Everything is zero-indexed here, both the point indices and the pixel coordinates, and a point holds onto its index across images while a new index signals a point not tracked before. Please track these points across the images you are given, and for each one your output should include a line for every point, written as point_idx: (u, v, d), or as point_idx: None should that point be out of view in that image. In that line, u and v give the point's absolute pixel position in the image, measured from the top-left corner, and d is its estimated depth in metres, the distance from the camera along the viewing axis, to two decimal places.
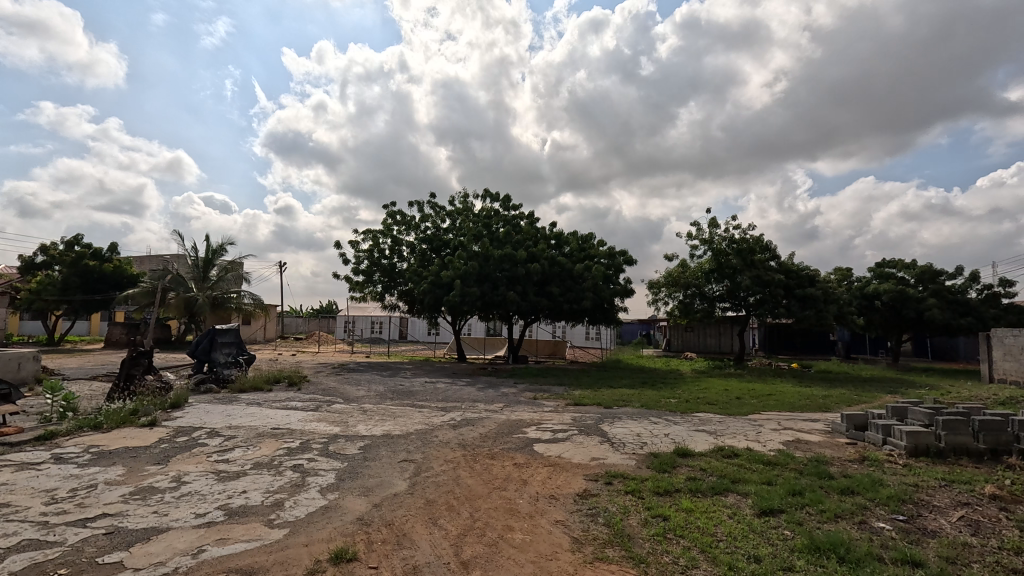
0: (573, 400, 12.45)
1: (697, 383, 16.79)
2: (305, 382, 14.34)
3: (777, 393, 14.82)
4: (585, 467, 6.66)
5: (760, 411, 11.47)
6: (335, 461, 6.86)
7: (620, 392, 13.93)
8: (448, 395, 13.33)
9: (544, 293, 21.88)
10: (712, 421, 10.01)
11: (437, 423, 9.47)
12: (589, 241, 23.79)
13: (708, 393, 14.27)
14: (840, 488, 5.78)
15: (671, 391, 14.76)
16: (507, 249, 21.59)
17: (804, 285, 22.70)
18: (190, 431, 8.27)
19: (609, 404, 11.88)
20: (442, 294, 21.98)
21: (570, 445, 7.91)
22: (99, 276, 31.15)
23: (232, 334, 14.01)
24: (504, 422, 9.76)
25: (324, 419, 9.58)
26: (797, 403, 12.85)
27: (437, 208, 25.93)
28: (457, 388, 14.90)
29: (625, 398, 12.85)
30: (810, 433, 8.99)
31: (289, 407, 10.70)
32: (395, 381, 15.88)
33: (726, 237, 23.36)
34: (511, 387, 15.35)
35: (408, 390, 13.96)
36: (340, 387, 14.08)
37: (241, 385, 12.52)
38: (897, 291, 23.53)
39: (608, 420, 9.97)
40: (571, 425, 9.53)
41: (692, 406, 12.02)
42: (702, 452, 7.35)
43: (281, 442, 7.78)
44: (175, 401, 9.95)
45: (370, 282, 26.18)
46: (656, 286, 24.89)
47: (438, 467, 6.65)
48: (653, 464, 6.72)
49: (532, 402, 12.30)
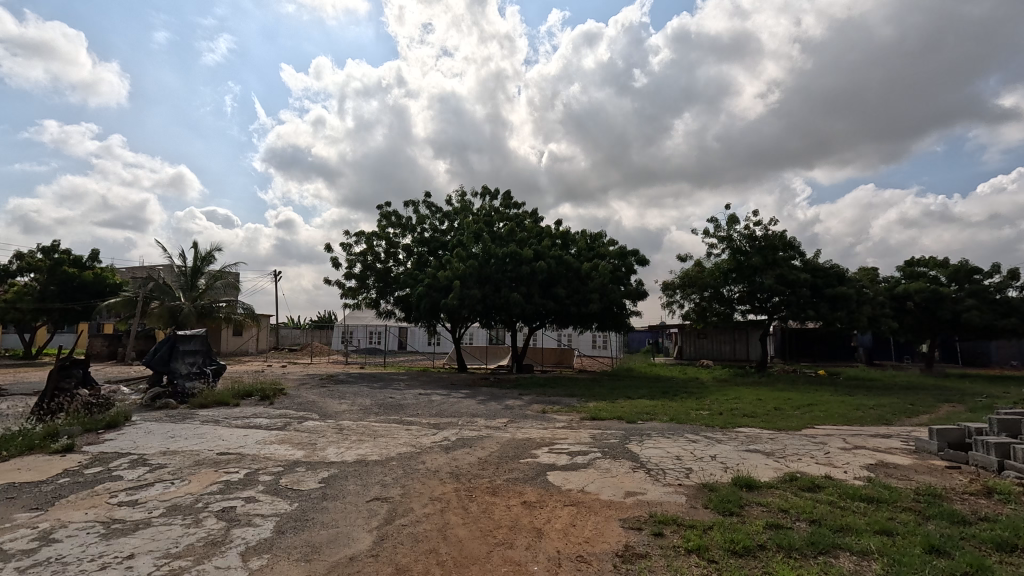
0: (589, 414, 10.69)
1: (725, 392, 15.00)
2: (282, 396, 12.58)
3: (820, 403, 13.00)
4: (620, 507, 4.90)
5: (811, 424, 9.67)
6: (281, 501, 5.07)
7: (640, 404, 12.12)
8: (443, 409, 11.54)
9: (551, 296, 20.19)
10: (763, 438, 8.19)
11: (427, 445, 7.69)
12: (598, 240, 22.09)
13: (741, 404, 12.45)
14: (997, 542, 3.99)
15: (699, 402, 12.95)
16: (510, 247, 19.90)
17: (833, 284, 20.85)
18: (112, 459, 6.53)
19: (631, 418, 10.07)
20: (440, 297, 20.29)
21: (595, 473, 6.14)
22: (78, 285, 29.57)
23: (197, 341, 12.28)
24: (509, 442, 7.95)
25: (288, 440, 7.78)
26: (850, 415, 11.01)
27: (434, 209, 24.35)
28: (455, 401, 13.09)
29: (649, 411, 11.07)
30: (892, 454, 7.19)
31: (251, 425, 8.92)
32: (386, 393, 14.11)
33: (746, 234, 21.71)
34: (516, 399, 13.55)
35: (398, 404, 12.16)
36: (320, 401, 12.29)
37: (202, 400, 10.79)
38: (930, 291, 21.73)
39: (636, 438, 8.20)
40: (591, 445, 7.77)
41: (730, 419, 10.19)
42: (770, 483, 5.56)
43: (222, 474, 5.97)
44: (110, 421, 8.24)
45: (363, 288, 24.56)
46: (671, 288, 23.16)
47: (420, 510, 4.88)
48: (712, 503, 4.94)
49: (542, 417, 10.50)
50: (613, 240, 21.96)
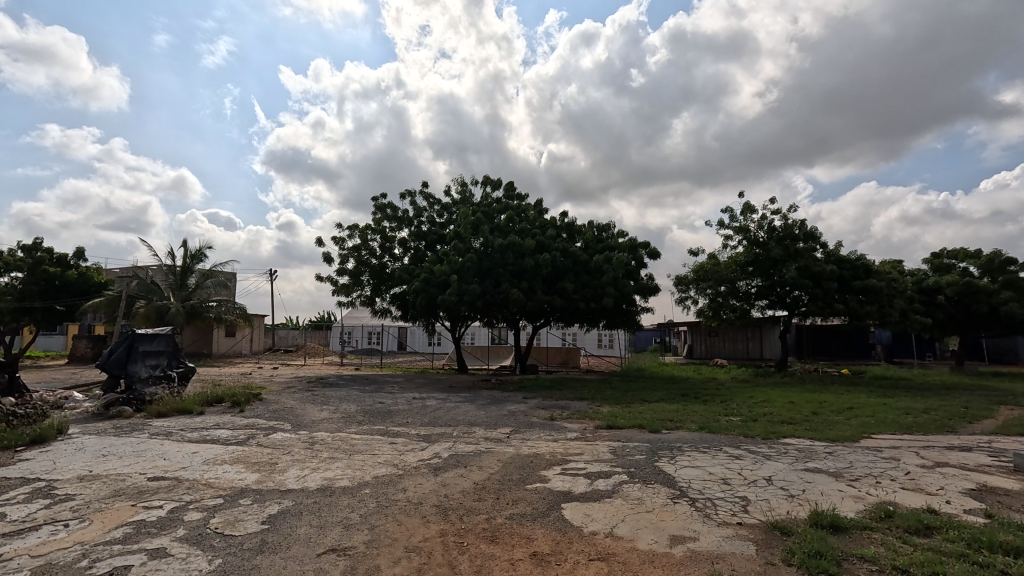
0: (605, 422, 9.27)
1: (751, 394, 13.60)
2: (258, 401, 11.24)
3: (861, 406, 11.58)
4: (670, 566, 3.49)
5: (866, 434, 8.24)
6: (199, 557, 3.66)
7: (659, 410, 10.74)
8: (438, 416, 10.14)
9: (556, 291, 18.81)
10: (819, 453, 6.75)
11: (413, 464, 6.30)
12: (607, 231, 20.66)
13: (772, 409, 11.06)
14: None
15: (724, 406, 11.55)
16: (511, 237, 18.50)
17: (860, 277, 19.35)
18: (9, 488, 5.14)
19: (655, 427, 8.68)
20: (437, 293, 18.95)
21: (623, 506, 4.73)
22: (61, 284, 28.28)
23: (160, 342, 10.97)
24: (511, 460, 6.55)
25: (244, 459, 6.38)
26: (903, 421, 9.56)
27: (432, 200, 22.96)
28: (453, 406, 11.74)
29: (672, 418, 9.67)
30: (991, 474, 5.75)
31: (206, 439, 7.51)
32: (375, 398, 12.71)
33: (764, 224, 20.32)
34: (519, 403, 12.15)
35: (388, 411, 10.77)
36: (299, 407, 10.91)
37: (160, 408, 9.44)
38: (963, 283, 20.22)
39: (666, 454, 6.80)
40: (613, 463, 6.38)
41: (769, 427, 8.79)
42: (864, 524, 4.15)
43: (138, 512, 4.58)
44: (34, 436, 6.89)
45: (357, 284, 23.27)
46: (684, 283, 21.77)
47: (389, 571, 3.48)
48: (796, 558, 3.54)
49: (550, 426, 9.09)
50: (622, 232, 20.50)
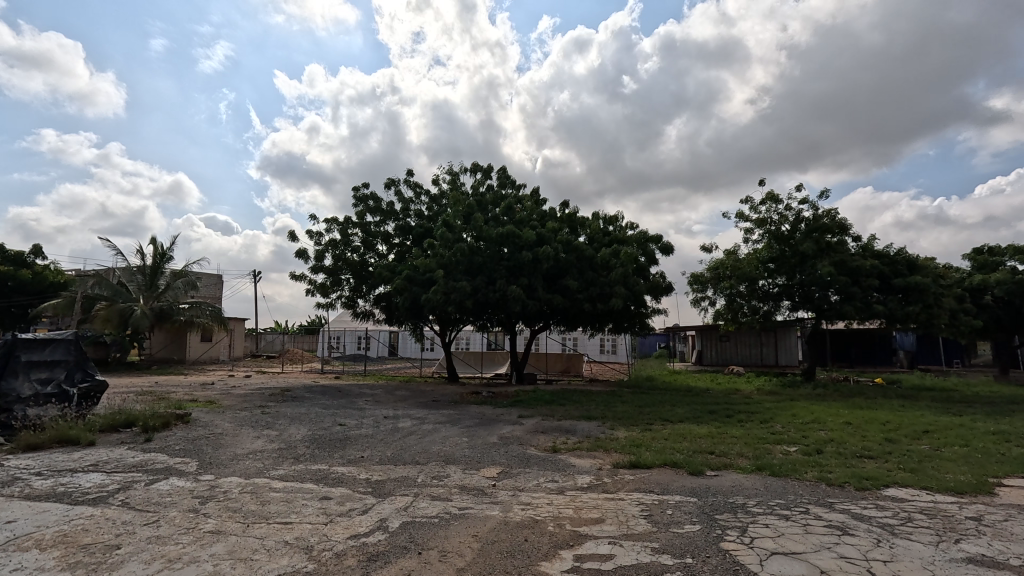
0: (626, 457, 6.98)
1: (792, 412, 11.33)
2: (182, 425, 8.85)
3: (938, 429, 9.35)
4: None
5: (989, 479, 5.96)
6: None
7: (691, 438, 8.47)
8: (408, 447, 7.84)
9: (557, 289, 16.53)
10: (964, 523, 4.42)
11: (340, 549, 3.94)
12: (614, 222, 18.37)
13: (830, 434, 8.80)
14: None
15: (767, 429, 9.30)
16: (506, 227, 16.15)
17: (900, 274, 17.10)
18: None
19: (694, 466, 6.42)
20: (422, 292, 16.68)
21: None
22: (15, 284, 25.86)
23: (54, 350, 8.69)
24: (495, 538, 4.19)
25: (71, 541, 4.01)
26: (1015, 454, 7.29)
27: (418, 190, 20.65)
28: (431, 430, 9.40)
29: (712, 451, 7.39)
30: None
31: (54, 494, 5.13)
32: (339, 419, 10.38)
33: (790, 215, 18.04)
34: (514, 425, 9.87)
35: (345, 439, 8.41)
36: (231, 433, 8.53)
37: (32, 439, 7.03)
38: (1015, 283, 17.88)
39: (732, 523, 4.46)
40: (655, 544, 4.04)
41: (849, 468, 6.52)
42: None
43: None
44: None
45: (336, 284, 20.96)
46: (700, 283, 19.52)
47: None
48: None
49: (552, 463, 6.76)
50: (631, 224, 18.20)
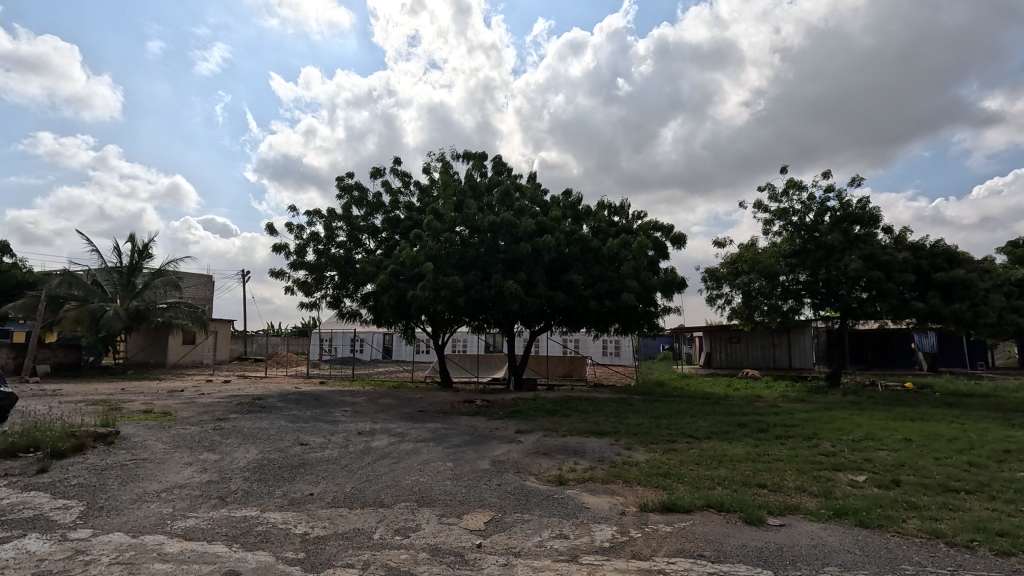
0: (656, 495, 5.35)
1: (835, 425, 9.71)
2: (103, 448, 7.22)
3: (1022, 449, 7.72)
4: None
5: None
6: None
7: (728, 461, 6.90)
8: (377, 477, 6.21)
9: (560, 285, 14.86)
10: None
11: None
12: (621, 211, 16.75)
13: (898, 457, 7.17)
14: None
15: (817, 449, 7.71)
16: (501, 216, 14.56)
17: (938, 268, 15.43)
18: None
19: (749, 510, 4.80)
20: (409, 289, 15.07)
21: None
22: None
23: None
24: None
25: None
26: None
27: (407, 179, 19.04)
28: (411, 451, 7.76)
29: (763, 484, 5.77)
30: None
31: None
32: (303, 437, 8.77)
33: (814, 205, 16.44)
34: (511, 443, 8.28)
35: (299, 465, 6.76)
36: (162, 457, 6.91)
37: None
38: None
39: None
40: None
41: (957, 511, 4.89)
42: None
43: None
44: None
45: (320, 282, 19.37)
46: (714, 279, 17.90)
47: None
48: None
49: (560, 504, 5.10)
50: (640, 214, 16.60)
